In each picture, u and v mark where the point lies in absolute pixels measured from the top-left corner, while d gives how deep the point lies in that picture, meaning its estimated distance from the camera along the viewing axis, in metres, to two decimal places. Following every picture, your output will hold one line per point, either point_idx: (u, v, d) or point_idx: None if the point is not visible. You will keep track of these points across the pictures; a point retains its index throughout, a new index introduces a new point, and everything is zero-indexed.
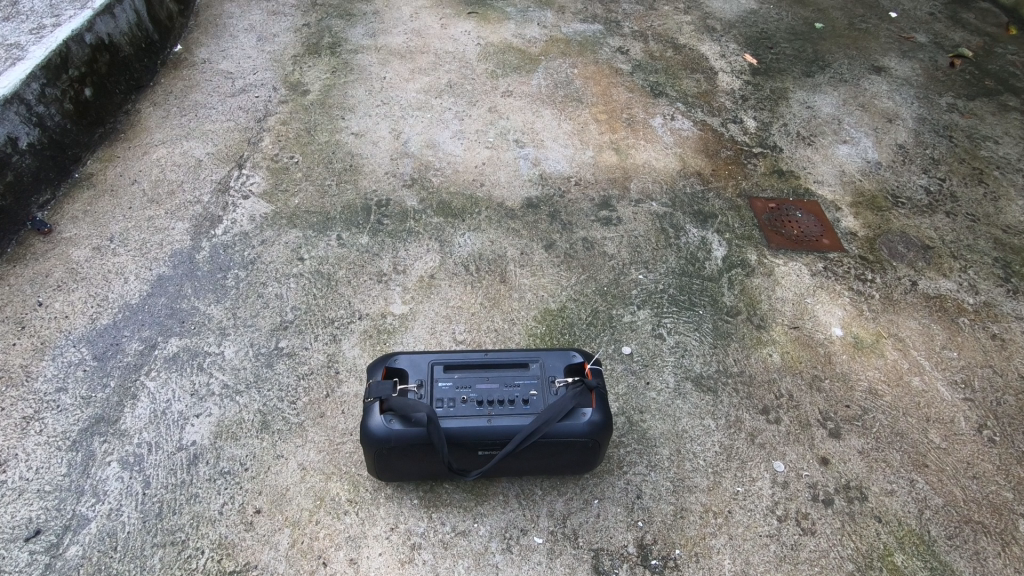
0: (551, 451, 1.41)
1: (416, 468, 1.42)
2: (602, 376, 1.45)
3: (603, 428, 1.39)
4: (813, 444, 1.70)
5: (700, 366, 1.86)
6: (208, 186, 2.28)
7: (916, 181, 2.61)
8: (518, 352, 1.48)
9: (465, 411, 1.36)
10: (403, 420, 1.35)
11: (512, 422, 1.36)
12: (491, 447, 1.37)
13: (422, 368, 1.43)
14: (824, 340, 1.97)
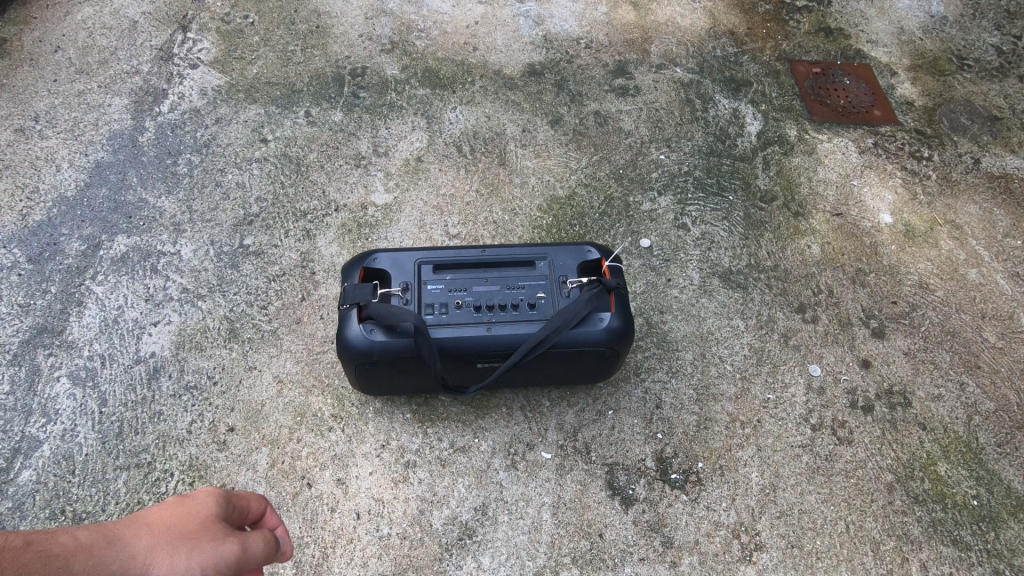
0: (562, 362, 1.21)
1: (405, 383, 1.23)
2: (622, 276, 1.22)
3: (623, 336, 1.18)
4: (853, 345, 1.52)
5: (728, 261, 1.63)
6: (148, 53, 1.90)
7: (986, 40, 2.21)
8: (521, 248, 1.24)
9: (459, 318, 1.15)
10: (387, 329, 1.13)
11: (516, 331, 1.15)
12: (492, 359, 1.17)
13: (407, 268, 1.20)
14: (871, 228, 1.72)
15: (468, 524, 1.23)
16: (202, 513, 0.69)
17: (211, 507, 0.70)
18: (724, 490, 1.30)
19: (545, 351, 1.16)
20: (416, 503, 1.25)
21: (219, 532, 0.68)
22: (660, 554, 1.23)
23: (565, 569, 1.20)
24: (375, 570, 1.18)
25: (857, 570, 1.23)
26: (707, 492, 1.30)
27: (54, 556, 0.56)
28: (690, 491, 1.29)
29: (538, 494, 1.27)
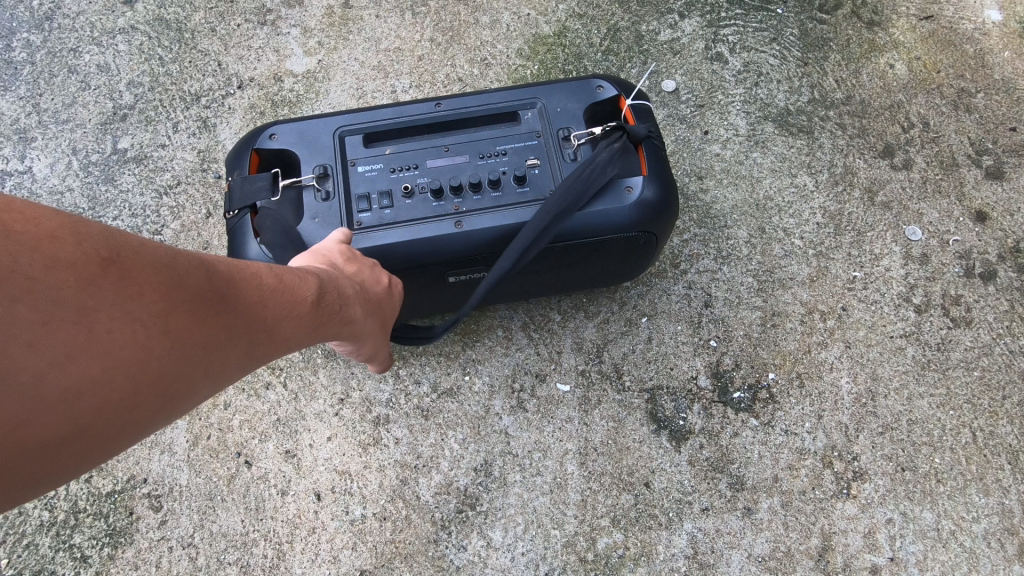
0: (574, 264, 0.82)
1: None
2: (654, 121, 0.82)
3: (663, 214, 0.78)
4: (962, 194, 1.12)
5: (784, 98, 1.20)
6: None
7: None
8: (498, 95, 0.83)
9: (411, 212, 0.77)
10: (300, 240, 0.76)
11: (501, 221, 0.76)
12: (469, 268, 0.79)
13: (325, 144, 0.81)
14: (973, 31, 1.26)
15: (467, 491, 0.91)
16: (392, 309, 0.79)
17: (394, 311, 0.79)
18: (806, 406, 0.96)
19: (548, 249, 0.78)
20: (395, 470, 0.93)
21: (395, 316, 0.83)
22: (728, 501, 0.91)
23: (604, 535, 0.90)
24: (350, 565, 0.89)
25: (992, 491, 0.92)
26: (784, 412, 0.96)
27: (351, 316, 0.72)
28: (762, 413, 0.96)
29: (558, 441, 0.94)
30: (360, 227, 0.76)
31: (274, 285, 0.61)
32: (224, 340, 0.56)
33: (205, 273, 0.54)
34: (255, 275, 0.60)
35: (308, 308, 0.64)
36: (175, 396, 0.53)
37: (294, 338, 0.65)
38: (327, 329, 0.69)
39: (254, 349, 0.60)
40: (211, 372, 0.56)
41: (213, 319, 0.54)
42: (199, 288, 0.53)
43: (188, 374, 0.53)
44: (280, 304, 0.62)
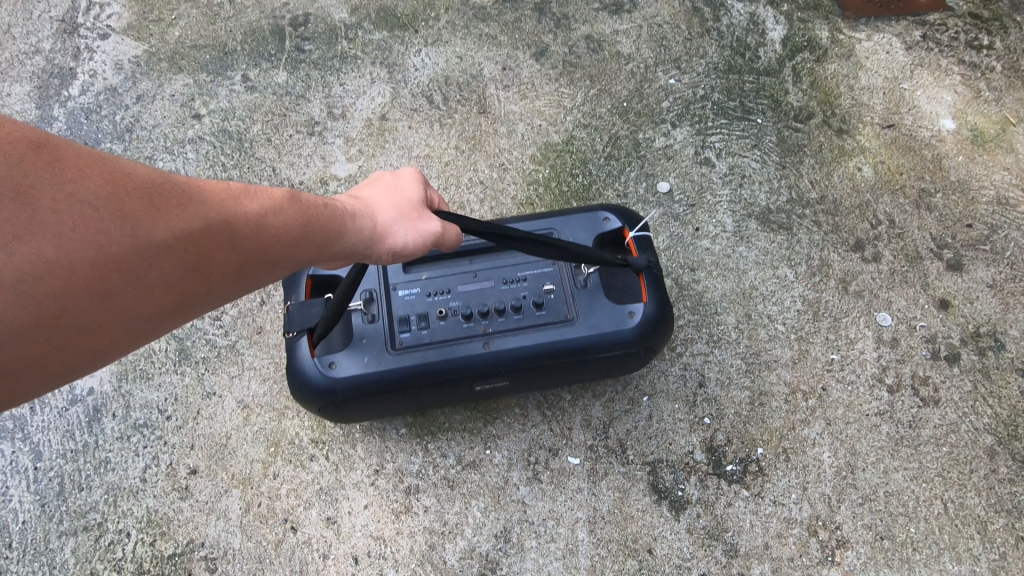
0: (584, 372, 0.97)
1: (381, 416, 1.01)
2: (654, 251, 0.97)
3: (660, 333, 0.94)
4: (926, 284, 1.26)
5: (765, 197, 1.36)
6: (48, 27, 1.60)
7: None
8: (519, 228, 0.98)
9: (445, 333, 0.92)
10: (347, 360, 0.90)
11: (522, 340, 0.91)
12: (491, 378, 0.94)
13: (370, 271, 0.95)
14: (930, 138, 1.44)
15: (489, 556, 1.02)
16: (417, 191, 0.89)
17: (420, 190, 0.88)
18: (792, 478, 1.08)
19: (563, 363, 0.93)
20: (424, 536, 1.04)
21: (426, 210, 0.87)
22: (723, 566, 1.02)
23: None
24: None
25: (963, 559, 1.02)
26: (772, 483, 1.07)
27: (343, 219, 0.76)
28: (752, 485, 1.07)
29: (569, 509, 1.05)
30: (400, 347, 0.91)
31: (244, 189, 0.66)
32: (188, 234, 0.58)
33: (163, 175, 0.59)
34: (223, 184, 0.65)
35: (275, 212, 0.68)
36: (138, 287, 0.55)
37: (275, 244, 0.68)
38: (319, 233, 0.73)
39: (230, 250, 0.63)
40: (181, 270, 0.58)
41: (173, 208, 0.57)
42: (148, 180, 0.57)
43: (158, 261, 0.56)
44: (255, 203, 0.66)
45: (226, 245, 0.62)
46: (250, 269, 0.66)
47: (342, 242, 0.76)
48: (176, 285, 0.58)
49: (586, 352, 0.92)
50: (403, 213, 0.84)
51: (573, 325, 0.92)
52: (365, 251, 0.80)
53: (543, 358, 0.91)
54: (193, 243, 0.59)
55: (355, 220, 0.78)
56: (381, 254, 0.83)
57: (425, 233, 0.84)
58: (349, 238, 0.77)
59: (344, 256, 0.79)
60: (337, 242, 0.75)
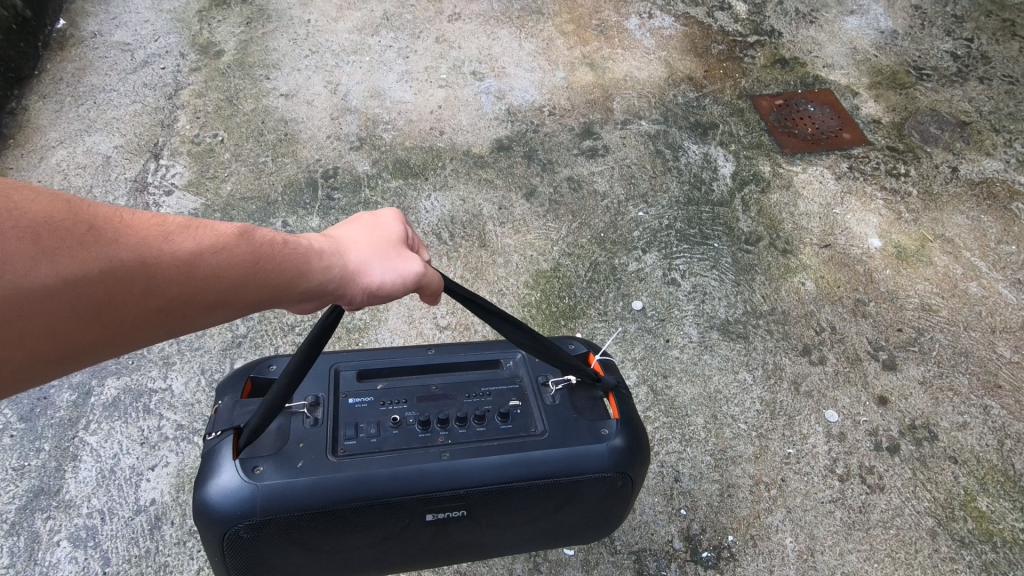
0: (548, 500, 0.99)
1: (315, 560, 0.96)
2: (618, 374, 1.10)
3: (629, 458, 1.00)
4: (867, 383, 1.47)
5: (725, 311, 1.60)
6: (123, 186, 1.93)
7: (939, 46, 2.27)
8: (481, 347, 1.10)
9: (399, 442, 0.95)
10: (278, 467, 0.90)
11: (482, 453, 0.95)
12: (446, 505, 0.94)
13: (324, 377, 1.02)
14: (862, 255, 1.70)
15: None
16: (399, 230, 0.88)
17: (401, 231, 0.88)
18: (760, 562, 1.24)
19: (527, 484, 0.96)
20: None
21: (401, 249, 0.85)
22: None
23: None
24: None
25: None
26: (742, 567, 1.23)
27: (306, 256, 0.74)
28: (725, 569, 1.23)
29: None
30: (343, 453, 0.93)
31: (180, 226, 0.63)
32: (87, 279, 0.55)
33: (72, 207, 0.56)
34: (155, 219, 0.62)
35: (212, 253, 0.64)
36: (28, 330, 0.52)
37: (206, 289, 0.64)
38: (271, 274, 0.70)
39: (155, 289, 0.60)
40: (83, 318, 0.55)
41: (76, 246, 0.54)
42: (50, 217, 0.54)
43: (54, 304, 0.53)
44: (188, 242, 0.63)
45: (148, 285, 0.59)
46: (177, 317, 0.63)
47: (297, 285, 0.73)
48: (75, 333, 0.56)
49: (547, 465, 0.96)
50: (382, 251, 0.83)
51: (550, 442, 0.98)
52: (335, 289, 0.78)
53: (507, 474, 0.94)
54: (96, 290, 0.56)
55: (324, 260, 0.77)
56: (352, 295, 0.81)
57: (405, 273, 0.82)
58: (313, 276, 0.75)
59: (310, 295, 0.76)
60: (287, 284, 0.72)
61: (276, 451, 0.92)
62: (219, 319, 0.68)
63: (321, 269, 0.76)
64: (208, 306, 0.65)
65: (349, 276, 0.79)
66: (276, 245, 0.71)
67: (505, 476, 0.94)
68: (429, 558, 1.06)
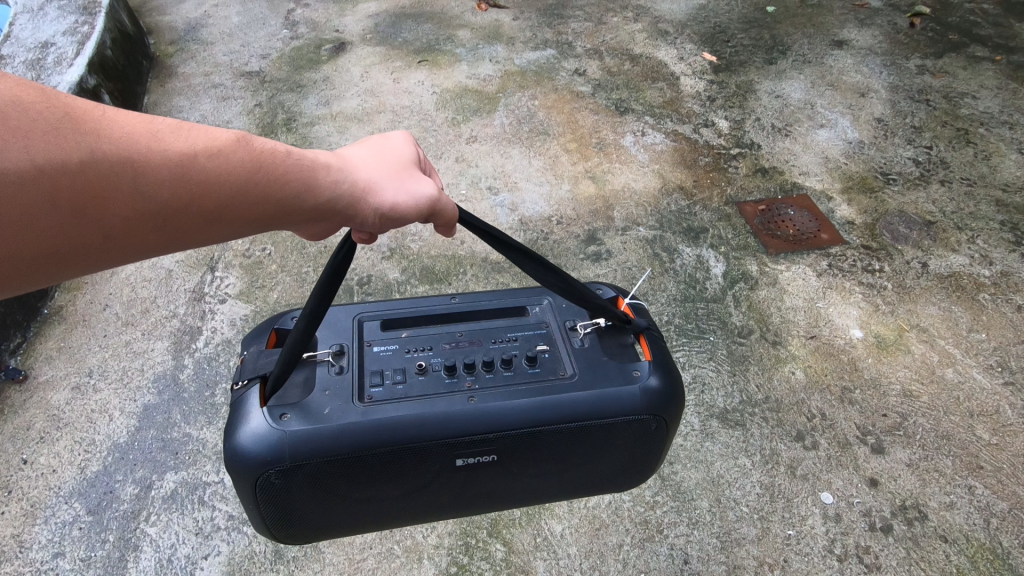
0: (576, 442, 1.10)
1: (355, 502, 1.09)
2: (650, 319, 1.22)
3: (660, 398, 1.11)
4: (858, 466, 1.60)
5: (723, 400, 1.76)
6: (183, 296, 2.19)
7: (902, 154, 2.56)
8: (502, 308, 1.25)
9: (423, 390, 1.08)
10: (306, 414, 1.03)
11: (505, 399, 1.06)
12: (475, 449, 1.05)
13: (351, 335, 1.17)
14: (845, 345, 1.88)
15: None
16: (408, 152, 0.97)
17: (411, 155, 0.96)
18: None
19: (555, 428, 1.07)
20: None
21: (401, 172, 0.92)
22: None
23: None
24: None
25: None
26: None
27: (313, 169, 0.82)
28: None
29: None
30: (369, 400, 1.06)
31: (169, 129, 0.69)
32: (69, 168, 0.60)
33: (53, 104, 0.61)
34: (144, 122, 0.68)
35: (204, 157, 0.70)
36: (20, 216, 0.57)
37: (199, 193, 0.70)
38: (272, 182, 0.77)
39: (148, 185, 0.66)
40: (69, 212, 0.61)
41: (59, 137, 0.60)
42: (31, 111, 0.59)
43: (42, 191, 0.58)
44: (177, 143, 0.69)
45: (137, 177, 0.65)
46: (171, 223, 0.70)
47: (308, 196, 0.81)
48: (63, 226, 0.61)
49: (574, 406, 1.07)
50: (394, 175, 0.92)
51: (578, 387, 1.09)
52: (344, 205, 0.85)
53: (532, 417, 1.05)
54: (79, 179, 0.60)
55: (338, 176, 0.85)
56: (363, 212, 0.88)
57: (417, 195, 0.91)
58: (321, 190, 0.82)
59: (320, 209, 0.84)
60: (288, 198, 0.79)
61: (304, 401, 1.05)
62: (219, 228, 0.75)
63: (329, 183, 0.83)
64: (204, 208, 0.71)
65: (357, 192, 0.87)
66: (276, 153, 0.78)
67: (527, 415, 1.05)
68: (465, 504, 1.19)
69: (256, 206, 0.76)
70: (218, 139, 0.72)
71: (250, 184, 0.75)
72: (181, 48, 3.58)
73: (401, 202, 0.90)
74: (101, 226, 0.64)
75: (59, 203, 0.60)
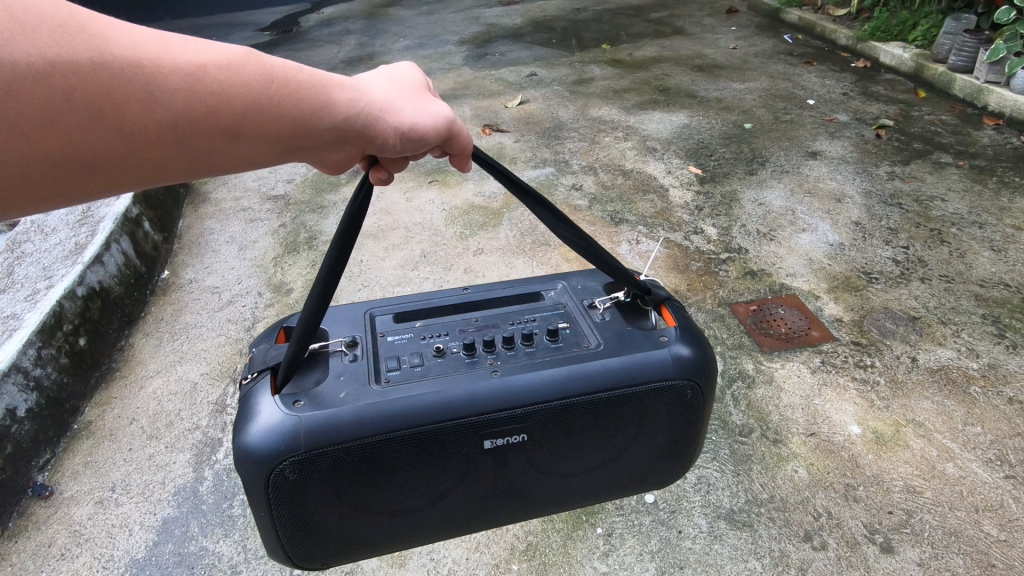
0: (610, 416, 1.09)
1: (381, 500, 1.05)
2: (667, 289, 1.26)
3: (693, 365, 1.11)
4: (868, 566, 1.60)
5: (729, 500, 1.79)
6: (206, 408, 2.30)
7: (882, 253, 2.73)
8: (515, 297, 1.30)
9: (441, 370, 1.08)
10: (315, 401, 1.01)
11: (529, 372, 1.06)
12: (502, 427, 1.03)
13: (360, 327, 1.21)
14: (845, 442, 1.93)
15: None
16: (416, 81, 1.05)
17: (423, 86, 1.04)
18: None
19: (584, 402, 1.06)
20: None
21: (409, 101, 0.98)
22: None
23: None
24: None
25: None
26: None
27: (329, 90, 0.88)
28: None
29: None
30: (386, 382, 1.05)
31: (179, 42, 0.76)
32: (85, 70, 0.67)
33: (66, 17, 0.68)
34: (158, 36, 0.75)
35: (214, 68, 0.77)
36: (48, 118, 0.66)
37: (211, 103, 0.77)
38: (286, 98, 0.83)
39: (159, 93, 0.73)
40: (90, 112, 0.69)
41: (72, 45, 0.67)
42: (45, 22, 0.66)
43: (62, 95, 0.67)
44: (186, 54, 0.75)
45: (151, 85, 0.72)
46: (191, 133, 0.77)
47: (324, 115, 0.88)
48: (85, 127, 0.69)
49: (605, 374, 1.06)
50: (409, 105, 0.98)
51: (607, 356, 1.09)
52: (363, 125, 0.92)
53: (559, 389, 1.04)
54: (93, 81, 0.68)
55: (357, 97, 0.91)
56: (381, 134, 0.94)
57: (433, 119, 0.98)
58: (336, 110, 0.89)
59: (339, 129, 0.90)
60: (305, 116, 0.86)
61: (318, 388, 1.04)
62: (238, 143, 0.82)
63: (343, 103, 0.89)
64: (221, 119, 0.78)
65: (372, 115, 0.93)
66: (288, 69, 0.84)
67: (556, 385, 1.05)
68: (499, 502, 1.15)
69: (273, 120, 0.83)
70: (229, 55, 0.79)
71: (262, 99, 0.82)
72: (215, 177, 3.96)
73: (414, 123, 0.96)
74: (121, 127, 0.71)
75: (79, 100, 0.68)
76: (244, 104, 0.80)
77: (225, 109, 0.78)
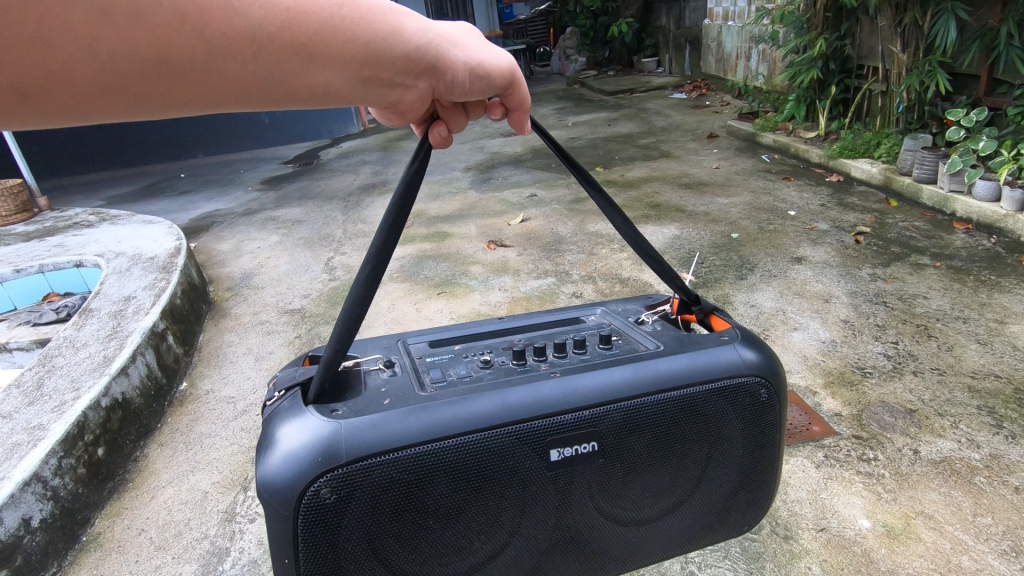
0: (682, 417, 1.13)
1: (437, 530, 1.03)
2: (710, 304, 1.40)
3: (760, 367, 1.21)
4: None
5: None
6: (215, 517, 2.30)
7: (872, 348, 2.85)
8: (557, 326, 1.43)
9: (494, 377, 1.15)
10: (355, 410, 1.05)
11: (590, 375, 1.12)
12: (569, 435, 1.06)
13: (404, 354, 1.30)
14: (856, 536, 1.92)
15: None
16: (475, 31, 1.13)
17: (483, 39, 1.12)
18: None
19: (654, 403, 1.11)
20: None
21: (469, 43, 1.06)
22: None
23: None
24: None
25: None
26: None
27: (396, 20, 0.95)
28: None
29: None
30: (433, 388, 1.13)
31: None
32: None
33: None
34: None
35: None
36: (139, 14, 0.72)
37: (287, 18, 0.82)
38: (357, 24, 0.90)
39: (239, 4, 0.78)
40: (175, 13, 0.74)
41: None
42: None
43: None
44: None
45: None
46: (269, 47, 0.82)
47: (394, 45, 0.95)
48: (173, 27, 0.74)
49: (671, 373, 1.14)
50: (472, 47, 1.07)
51: (671, 358, 1.17)
52: (431, 57, 1.00)
53: (622, 389, 1.10)
54: None
55: (424, 31, 0.98)
56: (446, 68, 1.03)
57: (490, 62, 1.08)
58: (404, 40, 0.95)
59: (406, 59, 0.97)
60: (376, 42, 0.92)
61: (359, 399, 1.09)
62: (313, 66, 0.88)
63: (413, 32, 0.96)
64: (295, 35, 0.84)
65: (437, 50, 1.00)
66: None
67: (622, 383, 1.11)
68: (570, 540, 1.12)
69: (345, 43, 0.89)
70: None
71: (334, 20, 0.87)
72: (236, 294, 4.21)
73: (480, 60, 1.06)
74: (203, 32, 0.76)
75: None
76: (317, 23, 0.85)
77: (300, 27, 0.84)
